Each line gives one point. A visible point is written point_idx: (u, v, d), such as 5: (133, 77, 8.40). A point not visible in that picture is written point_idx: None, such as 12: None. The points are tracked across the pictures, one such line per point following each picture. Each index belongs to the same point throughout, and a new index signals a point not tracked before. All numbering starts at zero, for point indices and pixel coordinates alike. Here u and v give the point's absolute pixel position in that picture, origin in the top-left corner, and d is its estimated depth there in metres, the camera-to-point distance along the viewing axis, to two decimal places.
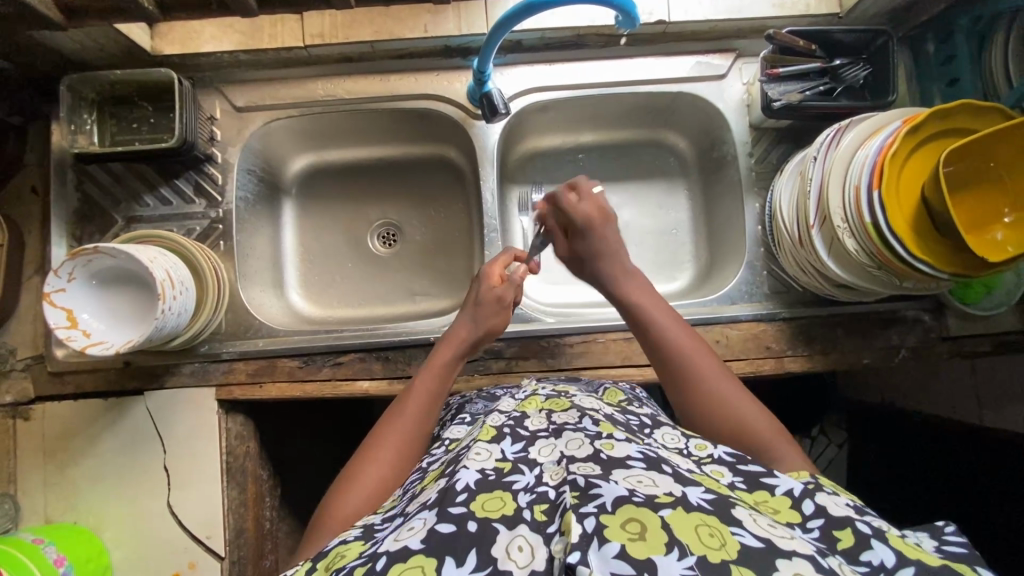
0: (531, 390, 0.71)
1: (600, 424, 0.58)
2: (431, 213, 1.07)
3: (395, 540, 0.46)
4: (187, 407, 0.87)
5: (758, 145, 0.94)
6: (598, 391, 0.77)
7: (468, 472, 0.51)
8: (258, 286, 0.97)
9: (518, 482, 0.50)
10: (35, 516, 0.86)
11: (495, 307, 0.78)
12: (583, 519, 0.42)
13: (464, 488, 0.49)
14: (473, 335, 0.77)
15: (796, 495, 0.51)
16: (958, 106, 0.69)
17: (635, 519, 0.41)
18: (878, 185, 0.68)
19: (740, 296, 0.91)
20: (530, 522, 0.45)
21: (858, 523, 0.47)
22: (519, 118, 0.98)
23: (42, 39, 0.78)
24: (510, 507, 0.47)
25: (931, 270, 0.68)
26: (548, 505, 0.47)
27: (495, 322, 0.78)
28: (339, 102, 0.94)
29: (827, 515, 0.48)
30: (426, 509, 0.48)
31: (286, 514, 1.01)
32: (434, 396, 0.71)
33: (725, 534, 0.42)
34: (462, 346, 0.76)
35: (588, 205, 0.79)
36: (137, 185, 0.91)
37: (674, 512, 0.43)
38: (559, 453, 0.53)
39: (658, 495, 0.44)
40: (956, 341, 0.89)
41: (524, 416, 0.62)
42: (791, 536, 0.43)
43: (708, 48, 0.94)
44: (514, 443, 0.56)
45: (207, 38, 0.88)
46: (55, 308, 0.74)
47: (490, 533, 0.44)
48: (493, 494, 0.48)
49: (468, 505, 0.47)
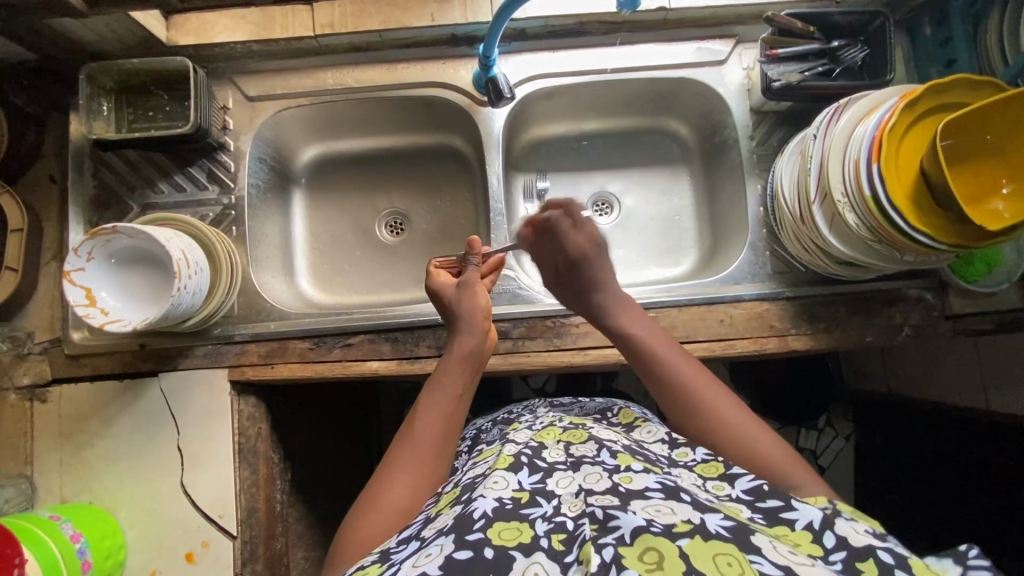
0: (549, 421, 0.74)
1: (618, 456, 0.60)
2: (438, 202, 1.09)
3: (413, 565, 0.50)
4: (201, 388, 0.89)
5: (759, 128, 0.95)
6: (611, 412, 0.81)
7: (486, 500, 0.55)
8: (269, 272, 0.98)
9: (536, 513, 0.54)
10: (51, 496, 0.87)
11: (467, 292, 0.80)
12: (601, 550, 0.46)
13: (480, 516, 0.52)
14: (472, 343, 0.75)
15: (816, 528, 0.51)
16: (953, 82, 0.71)
17: (652, 548, 0.45)
18: (877, 158, 0.70)
19: (742, 277, 0.92)
20: (547, 550, 0.49)
21: (881, 552, 0.48)
22: (526, 103, 1.00)
23: (62, 28, 0.81)
24: (528, 535, 0.51)
25: (931, 241, 0.69)
26: (566, 535, 0.50)
27: (481, 305, 0.79)
28: (348, 91, 0.97)
29: (849, 546, 0.49)
30: (443, 536, 0.52)
31: (297, 498, 1.02)
32: (448, 406, 0.69)
33: (744, 563, 0.44)
34: (468, 351, 0.75)
35: (582, 235, 0.79)
36: (151, 173, 0.94)
37: (691, 542, 0.46)
38: (577, 485, 0.56)
39: (675, 525, 0.48)
40: (960, 319, 0.89)
41: (542, 446, 0.66)
42: (811, 564, 0.45)
43: (709, 34, 0.96)
44: (531, 474, 0.59)
45: (220, 29, 0.91)
46: (74, 286, 0.75)
47: (509, 560, 0.48)
48: (510, 524, 0.52)
49: (486, 531, 0.51)
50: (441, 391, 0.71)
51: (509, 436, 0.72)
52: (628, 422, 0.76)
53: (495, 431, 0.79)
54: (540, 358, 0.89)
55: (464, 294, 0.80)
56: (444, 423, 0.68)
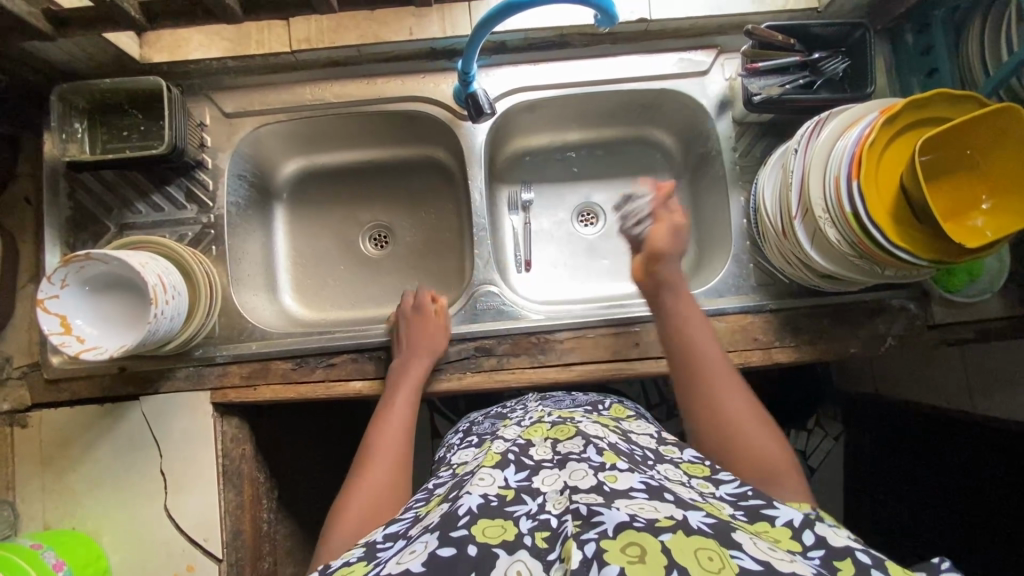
0: (537, 416, 0.74)
1: (604, 454, 0.60)
2: (421, 214, 1.08)
3: (397, 562, 0.48)
4: (183, 410, 0.88)
5: (741, 139, 0.94)
6: (602, 404, 0.81)
7: (472, 497, 0.54)
8: (251, 290, 0.97)
9: (521, 510, 0.52)
10: (33, 523, 0.86)
11: (430, 329, 0.87)
12: (583, 545, 0.44)
13: (466, 512, 0.51)
14: (417, 376, 0.84)
15: (795, 526, 0.51)
16: (933, 97, 0.71)
17: (635, 543, 0.44)
18: (856, 175, 0.69)
19: (726, 289, 0.92)
20: (530, 547, 0.48)
21: (858, 554, 0.47)
22: (508, 116, 0.99)
23: (33, 50, 0.79)
24: (512, 532, 0.50)
25: (910, 257, 0.69)
26: (549, 533, 0.49)
27: (434, 346, 0.86)
28: (328, 105, 0.95)
29: (828, 546, 0.48)
30: (427, 532, 0.50)
31: (284, 515, 1.02)
32: (396, 441, 0.77)
33: (724, 558, 0.43)
34: (412, 385, 0.83)
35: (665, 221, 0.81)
36: (128, 192, 0.92)
37: (674, 537, 0.45)
38: (562, 483, 0.55)
39: (658, 520, 0.47)
40: (943, 328, 0.90)
41: (529, 444, 0.65)
42: (791, 560, 0.45)
43: (691, 45, 0.95)
44: (518, 471, 0.59)
45: (194, 45, 0.89)
46: (48, 315, 0.74)
47: (491, 558, 0.47)
48: (493, 521, 0.50)
49: (470, 527, 0.49)
50: (388, 429, 0.79)
51: (499, 433, 0.72)
52: (618, 416, 0.77)
53: (485, 423, 0.80)
54: (524, 375, 0.89)
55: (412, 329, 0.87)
56: (393, 454, 0.76)
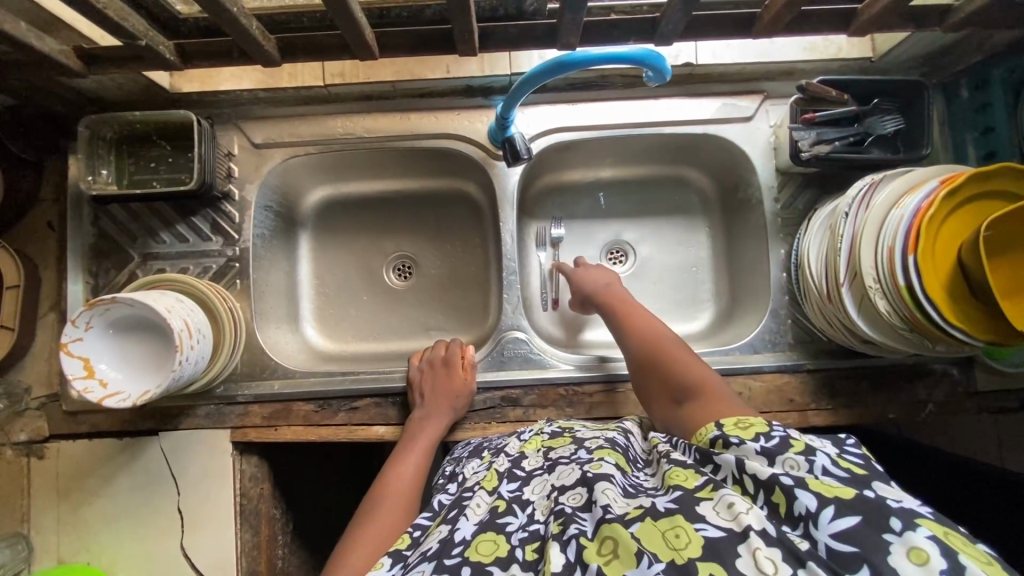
0: (537, 428, 0.73)
1: (595, 451, 0.60)
2: (446, 247, 1.06)
3: None
4: (202, 448, 0.86)
5: (783, 190, 0.92)
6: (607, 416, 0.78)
7: (467, 523, 0.54)
8: (273, 323, 0.95)
9: (512, 523, 0.54)
10: (47, 556, 0.85)
11: (449, 376, 0.85)
12: (565, 548, 0.47)
13: (459, 541, 0.52)
14: (436, 425, 0.81)
15: (737, 477, 0.50)
16: (997, 171, 0.68)
17: (610, 539, 0.46)
18: (913, 249, 0.66)
19: (763, 346, 0.89)
20: (521, 562, 0.49)
21: (781, 477, 0.47)
22: (543, 156, 0.96)
23: (64, 81, 0.78)
24: (504, 548, 0.51)
25: (966, 337, 0.66)
26: (538, 543, 0.51)
27: (455, 393, 0.84)
28: (360, 140, 0.93)
29: (761, 483, 0.48)
30: (425, 561, 0.51)
31: (298, 551, 1.00)
32: (408, 485, 0.73)
33: (691, 532, 0.45)
34: (432, 433, 0.80)
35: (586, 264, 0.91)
36: (152, 222, 0.90)
37: (643, 527, 0.47)
38: (550, 487, 0.57)
39: (629, 512, 0.49)
40: (985, 396, 0.87)
41: (523, 457, 0.65)
42: (748, 509, 0.45)
43: (735, 90, 0.92)
44: (510, 484, 0.60)
45: (226, 77, 0.88)
46: (71, 358, 0.72)
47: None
48: (486, 538, 0.52)
49: (464, 553, 0.50)
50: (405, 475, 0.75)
51: (500, 444, 0.72)
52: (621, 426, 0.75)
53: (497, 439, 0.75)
54: None
55: (430, 375, 0.85)
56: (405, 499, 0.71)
